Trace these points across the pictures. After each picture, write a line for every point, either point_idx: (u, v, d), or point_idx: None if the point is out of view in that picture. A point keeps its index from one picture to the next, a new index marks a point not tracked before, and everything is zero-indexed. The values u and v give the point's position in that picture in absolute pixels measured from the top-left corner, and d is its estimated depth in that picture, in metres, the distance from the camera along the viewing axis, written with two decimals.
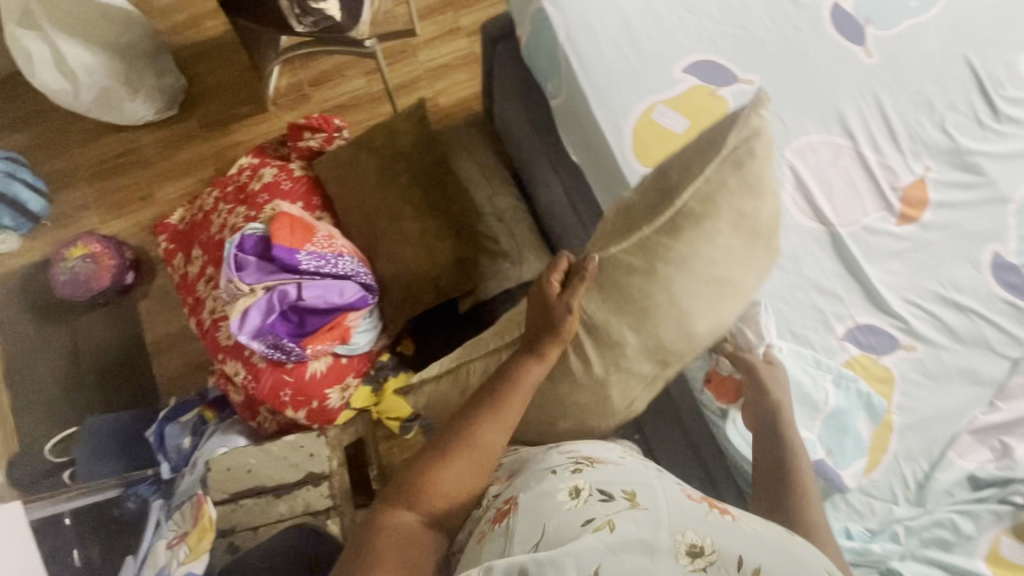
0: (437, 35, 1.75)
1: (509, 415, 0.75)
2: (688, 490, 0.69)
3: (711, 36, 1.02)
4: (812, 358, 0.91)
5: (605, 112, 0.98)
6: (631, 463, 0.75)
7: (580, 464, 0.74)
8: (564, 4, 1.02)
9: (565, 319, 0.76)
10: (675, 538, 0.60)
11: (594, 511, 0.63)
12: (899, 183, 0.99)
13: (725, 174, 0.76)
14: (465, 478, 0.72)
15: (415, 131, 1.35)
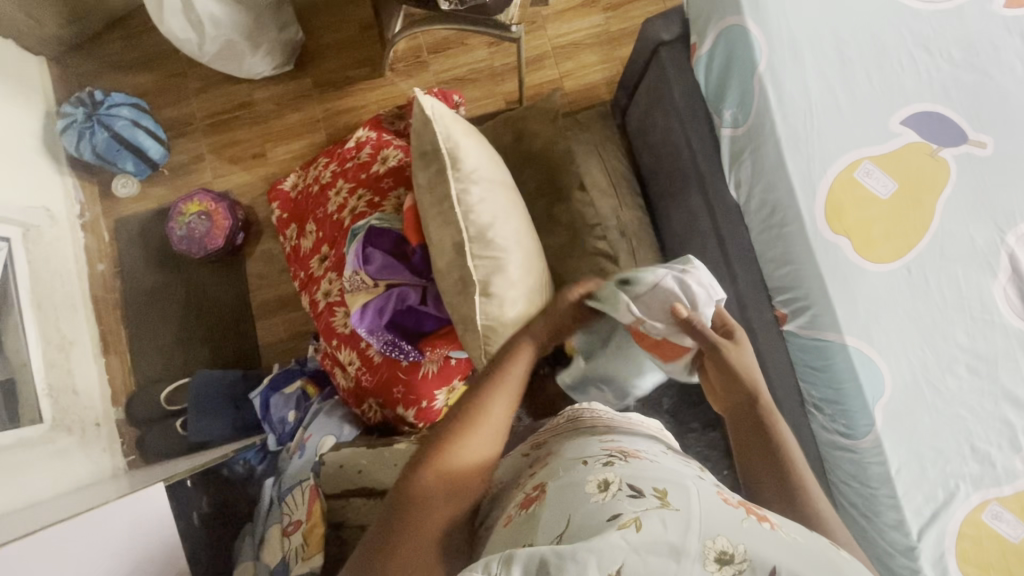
0: (571, 6, 1.58)
1: (512, 389, 0.69)
2: (722, 493, 0.53)
3: (944, 83, 0.87)
4: (811, 364, 0.87)
5: (799, 162, 0.87)
6: (672, 462, 0.61)
7: (613, 456, 0.59)
8: (770, 26, 0.88)
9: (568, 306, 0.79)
10: (704, 542, 0.45)
11: (618, 508, 0.49)
12: None
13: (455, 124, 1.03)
14: (482, 452, 0.65)
15: (552, 134, 1.33)
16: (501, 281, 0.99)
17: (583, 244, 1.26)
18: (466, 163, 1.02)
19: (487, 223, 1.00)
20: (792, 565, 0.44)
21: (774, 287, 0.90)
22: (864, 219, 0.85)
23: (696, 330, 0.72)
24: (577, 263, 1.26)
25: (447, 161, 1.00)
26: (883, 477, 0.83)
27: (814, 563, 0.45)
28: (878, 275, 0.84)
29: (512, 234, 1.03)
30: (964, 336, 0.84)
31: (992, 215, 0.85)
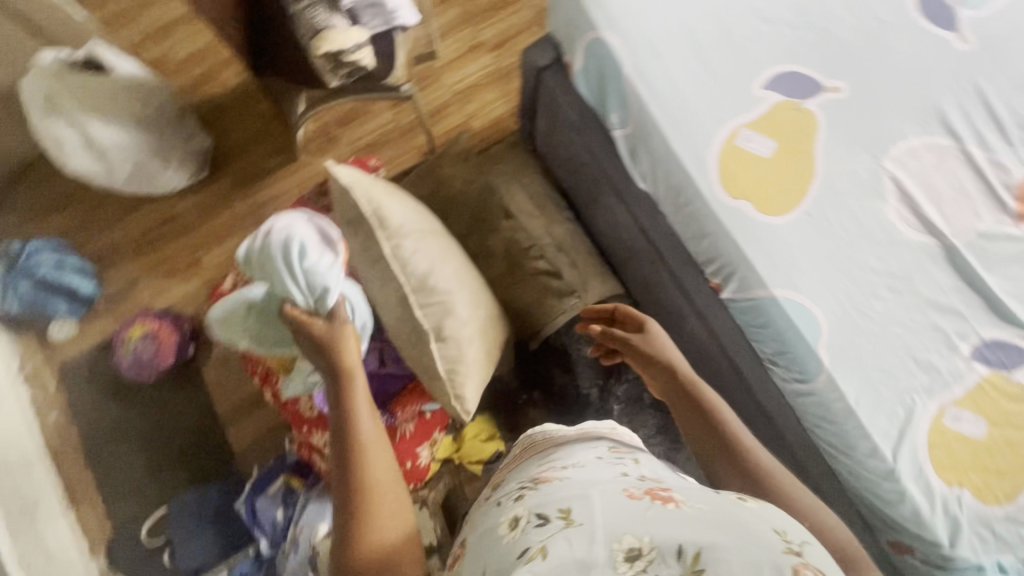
0: (461, 53, 1.68)
1: (375, 446, 0.80)
2: (628, 488, 0.58)
3: (790, 45, 0.96)
4: (749, 322, 0.94)
5: (685, 143, 0.93)
6: (595, 466, 0.65)
7: (525, 488, 0.63)
8: (626, 33, 0.96)
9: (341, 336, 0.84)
10: (612, 546, 0.49)
11: (529, 541, 0.53)
12: (1011, 179, 0.92)
13: (376, 184, 1.06)
14: (392, 507, 0.76)
15: (469, 175, 1.39)
16: (452, 322, 1.02)
17: (524, 267, 1.31)
18: (392, 220, 1.02)
19: (427, 273, 1.02)
20: (695, 537, 0.48)
21: (704, 262, 0.96)
22: (755, 180, 0.91)
23: (616, 338, 0.91)
24: (524, 286, 1.31)
25: (377, 224, 1.01)
26: (845, 410, 0.87)
27: (719, 529, 0.49)
28: (784, 225, 0.90)
29: (454, 276, 1.06)
30: (875, 260, 0.90)
31: (865, 148, 0.92)
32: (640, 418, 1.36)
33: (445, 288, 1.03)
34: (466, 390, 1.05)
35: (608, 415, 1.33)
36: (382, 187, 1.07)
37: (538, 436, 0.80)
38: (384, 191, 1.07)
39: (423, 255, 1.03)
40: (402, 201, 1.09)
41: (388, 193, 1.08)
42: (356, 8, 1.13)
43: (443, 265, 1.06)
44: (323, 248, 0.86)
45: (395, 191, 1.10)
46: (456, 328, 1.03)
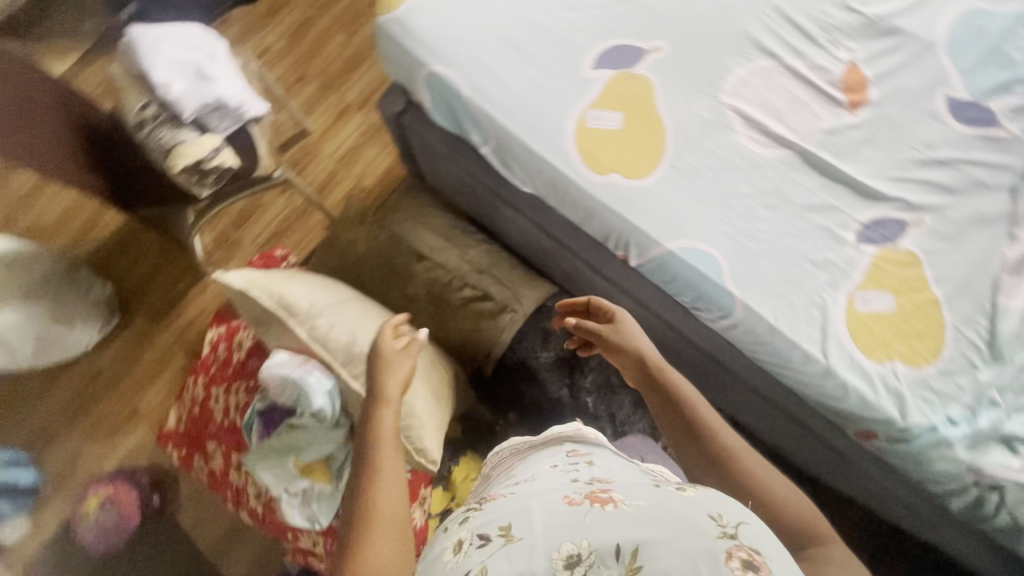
0: (331, 122, 1.71)
1: (390, 475, 0.71)
2: (569, 495, 0.66)
3: (603, 23, 1.01)
4: (660, 278, 0.99)
5: (542, 141, 0.97)
6: (549, 475, 0.75)
7: (471, 510, 0.71)
8: (454, 59, 0.99)
9: (397, 355, 0.87)
10: (552, 556, 0.57)
11: (472, 562, 0.59)
12: (833, 75, 1.00)
13: (272, 274, 1.06)
14: (395, 546, 0.65)
15: (372, 232, 1.41)
16: None
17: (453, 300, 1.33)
18: (297, 303, 1.04)
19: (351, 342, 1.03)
20: (629, 535, 0.57)
21: (603, 237, 1.00)
22: (616, 153, 0.95)
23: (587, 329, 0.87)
24: (459, 317, 1.33)
25: (284, 314, 1.03)
26: (768, 329, 0.92)
27: (658, 525, 0.57)
28: (656, 183, 0.95)
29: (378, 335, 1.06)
30: (746, 186, 0.95)
31: (700, 92, 0.99)
32: (615, 402, 1.38)
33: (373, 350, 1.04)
34: (426, 438, 1.06)
35: (583, 409, 1.36)
36: (284, 274, 1.07)
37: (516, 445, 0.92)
38: (283, 278, 1.06)
39: (339, 326, 1.04)
40: (306, 280, 1.09)
41: (288, 277, 1.07)
42: (199, 117, 1.13)
43: (363, 328, 1.06)
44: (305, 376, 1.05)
45: (297, 273, 1.11)
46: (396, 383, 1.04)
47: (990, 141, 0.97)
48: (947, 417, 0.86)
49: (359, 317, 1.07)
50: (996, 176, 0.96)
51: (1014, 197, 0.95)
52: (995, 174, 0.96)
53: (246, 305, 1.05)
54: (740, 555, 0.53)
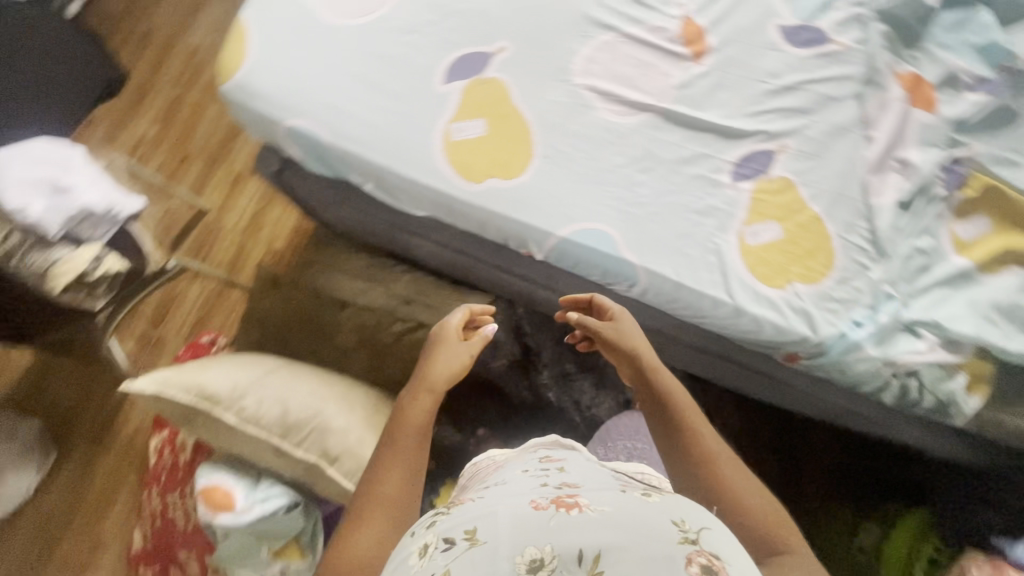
0: (227, 195, 1.68)
1: (403, 461, 0.72)
2: (536, 500, 0.63)
3: (444, 37, 1.02)
4: (567, 265, 1.01)
5: (414, 165, 0.97)
6: (519, 479, 0.75)
7: (437, 513, 0.65)
8: (306, 109, 0.98)
9: (452, 341, 0.85)
10: (516, 560, 0.54)
11: (435, 567, 0.55)
12: (671, 33, 1.04)
13: (185, 367, 1.03)
14: (384, 527, 0.66)
15: (289, 292, 1.37)
16: (335, 436, 1.02)
17: (389, 336, 1.32)
18: (217, 389, 1.01)
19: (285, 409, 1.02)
20: (593, 540, 0.54)
21: (502, 238, 1.01)
22: (487, 158, 0.97)
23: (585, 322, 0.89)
24: (399, 351, 1.32)
25: (207, 403, 1.00)
26: (674, 286, 0.94)
27: (619, 530, 0.55)
28: (533, 177, 0.97)
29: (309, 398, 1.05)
30: (618, 157, 0.98)
31: (552, 79, 1.01)
32: (576, 389, 1.51)
33: (308, 413, 1.03)
34: None
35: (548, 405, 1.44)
36: (198, 364, 1.04)
37: (485, 460, 0.94)
38: (198, 367, 1.04)
39: (266, 399, 1.02)
40: (224, 362, 1.07)
41: (203, 366, 1.05)
42: (70, 230, 1.09)
43: (291, 396, 1.04)
44: (239, 502, 1.02)
45: (213, 359, 1.08)
46: (340, 438, 1.02)
47: (826, 56, 1.03)
48: (852, 320, 0.90)
49: (286, 383, 1.06)
50: (840, 87, 1.01)
51: (861, 102, 1.01)
52: (839, 86, 1.01)
53: (166, 406, 1.02)
54: (699, 560, 0.52)
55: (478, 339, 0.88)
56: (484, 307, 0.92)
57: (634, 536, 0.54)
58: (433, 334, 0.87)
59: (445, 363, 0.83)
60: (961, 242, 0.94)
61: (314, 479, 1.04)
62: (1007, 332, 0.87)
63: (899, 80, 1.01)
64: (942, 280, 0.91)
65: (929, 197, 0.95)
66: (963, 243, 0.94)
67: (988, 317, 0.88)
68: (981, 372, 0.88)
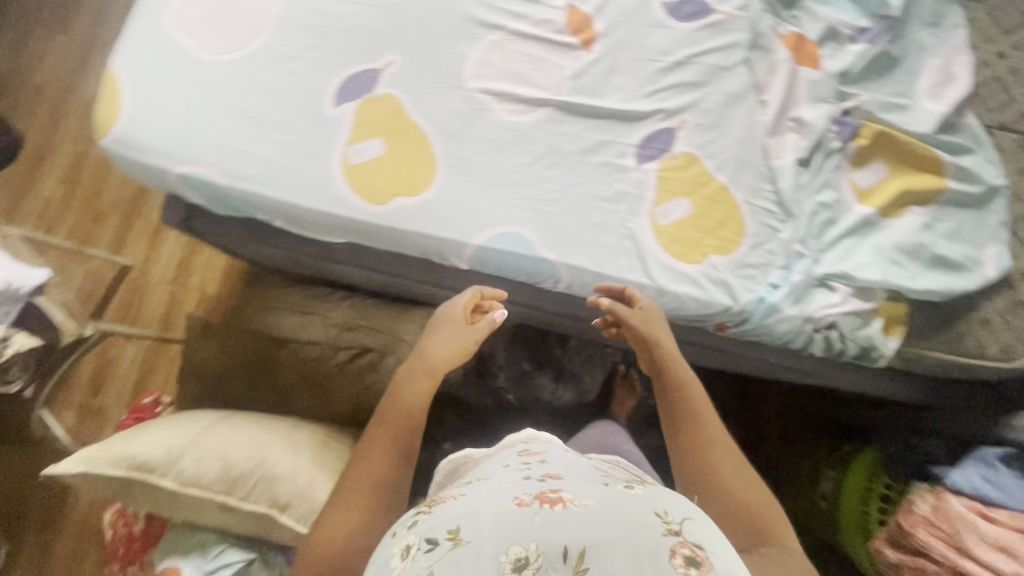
0: (149, 246, 1.61)
1: (390, 440, 0.80)
2: (519, 495, 0.60)
3: (327, 59, 0.99)
4: (491, 270, 0.99)
5: (316, 195, 0.94)
6: (503, 472, 0.73)
7: (419, 511, 0.63)
8: (194, 154, 0.94)
9: (451, 329, 0.92)
10: (500, 559, 0.52)
11: (418, 569, 0.54)
12: (558, 24, 1.03)
13: (116, 439, 1.00)
14: (366, 496, 0.75)
15: (220, 336, 1.30)
16: (282, 481, 0.99)
17: (333, 366, 1.29)
18: (150, 457, 0.97)
19: (225, 464, 0.99)
20: (581, 537, 0.53)
21: (421, 253, 0.99)
22: (390, 178, 0.95)
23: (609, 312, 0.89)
24: (344, 380, 1.28)
25: (141, 473, 0.96)
26: (595, 277, 0.94)
27: (605, 526, 0.54)
28: (440, 189, 0.95)
29: (249, 448, 1.02)
30: (522, 156, 0.98)
31: (444, 87, 0.99)
32: (535, 386, 1.51)
33: (250, 463, 1.00)
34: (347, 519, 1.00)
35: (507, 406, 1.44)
36: (135, 431, 1.02)
37: (461, 459, 0.89)
38: (131, 435, 1.01)
39: (204, 457, 0.99)
40: (157, 426, 1.04)
41: (132, 435, 1.01)
42: None
43: (230, 449, 1.01)
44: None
45: (143, 426, 1.05)
46: (288, 482, 0.99)
47: (712, 27, 1.04)
48: (769, 284, 0.92)
49: (224, 437, 1.03)
50: (730, 55, 1.02)
51: (751, 67, 1.02)
52: (728, 54, 1.02)
53: (97, 484, 0.97)
54: (683, 552, 0.52)
55: (483, 324, 0.93)
56: (495, 292, 0.97)
57: (619, 532, 0.53)
58: (438, 318, 0.94)
59: (438, 351, 0.89)
60: (862, 191, 0.96)
61: (267, 528, 1.00)
62: (914, 272, 0.90)
63: (783, 40, 1.02)
64: (848, 231, 0.94)
65: (826, 152, 0.97)
66: (864, 191, 0.96)
67: (894, 260, 0.91)
68: (895, 313, 0.91)
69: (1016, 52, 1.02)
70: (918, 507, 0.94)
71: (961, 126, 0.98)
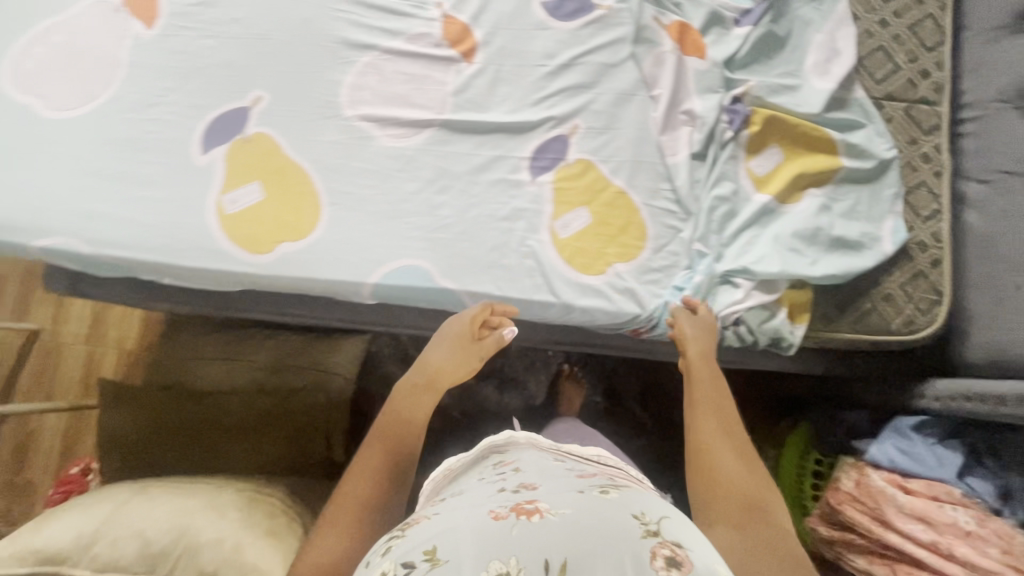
0: (57, 305, 1.51)
1: (380, 456, 0.76)
2: (495, 509, 0.61)
3: (189, 103, 0.92)
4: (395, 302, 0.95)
5: (196, 251, 0.88)
6: (480, 489, 0.74)
7: (393, 537, 0.61)
8: (52, 224, 0.87)
9: (461, 344, 0.86)
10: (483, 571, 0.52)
11: None
12: (435, 37, 0.98)
13: (22, 532, 0.95)
14: (352, 517, 0.70)
15: (136, 398, 1.23)
16: (205, 550, 0.95)
17: (263, 411, 1.24)
18: (56, 548, 0.92)
19: (142, 540, 0.94)
20: (563, 547, 0.54)
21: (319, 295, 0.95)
22: (273, 224, 0.90)
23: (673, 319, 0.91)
24: (275, 423, 1.23)
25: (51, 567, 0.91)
26: (500, 301, 0.91)
27: (585, 535, 0.55)
28: (327, 230, 0.90)
29: (166, 521, 0.97)
30: (412, 183, 0.93)
31: (320, 119, 0.94)
32: (479, 396, 1.51)
33: (170, 536, 0.95)
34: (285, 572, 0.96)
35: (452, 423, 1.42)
36: (45, 520, 0.98)
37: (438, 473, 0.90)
38: (38, 526, 0.96)
39: (118, 538, 0.94)
40: (63, 513, 0.99)
41: (35, 529, 0.95)
42: None
43: (146, 525, 0.96)
44: None
45: (49, 515, 0.99)
46: (213, 548, 0.95)
47: (595, 23, 1.00)
48: (674, 287, 0.91)
49: (140, 509, 0.99)
50: (617, 51, 0.99)
51: (639, 62, 0.99)
52: (615, 50, 0.99)
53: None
54: (663, 552, 0.54)
55: (489, 341, 0.86)
56: (506, 307, 0.89)
57: (598, 540, 0.55)
58: (443, 332, 0.88)
59: (437, 362, 0.84)
60: (759, 178, 0.95)
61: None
62: (814, 258, 0.90)
63: (667, 31, 0.99)
64: (748, 222, 0.93)
65: (720, 143, 0.96)
66: (760, 178, 0.95)
67: (793, 247, 0.90)
68: (800, 300, 0.91)
69: (897, 18, 1.01)
70: (843, 483, 0.96)
71: (850, 101, 0.97)
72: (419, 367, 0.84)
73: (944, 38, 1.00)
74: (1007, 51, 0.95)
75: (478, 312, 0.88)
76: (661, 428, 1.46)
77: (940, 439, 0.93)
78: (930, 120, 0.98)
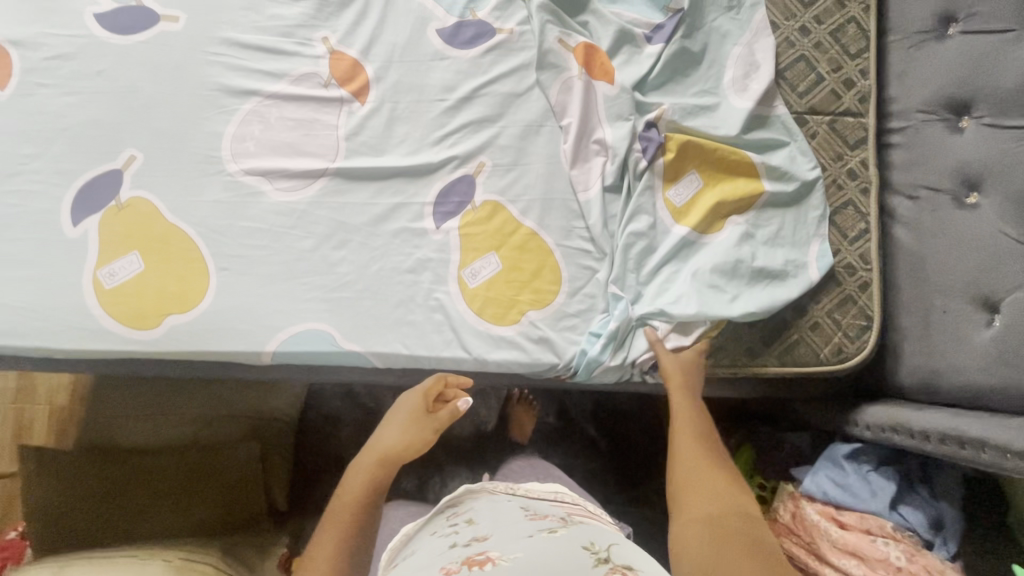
0: None
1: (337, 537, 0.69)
2: (447, 565, 0.59)
3: (54, 169, 0.85)
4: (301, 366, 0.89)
5: (72, 331, 0.82)
6: (430, 543, 0.70)
7: None
8: None
9: (417, 417, 0.81)
10: None
11: None
12: (323, 76, 0.90)
13: None
14: None
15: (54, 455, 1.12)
16: None
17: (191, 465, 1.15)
18: None
19: None
20: None
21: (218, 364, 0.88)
22: (156, 296, 0.83)
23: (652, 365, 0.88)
24: (208, 477, 1.15)
25: None
26: (409, 359, 0.86)
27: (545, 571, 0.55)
28: (216, 297, 0.84)
29: None
30: (306, 240, 0.87)
31: (201, 176, 0.87)
32: None
33: None
34: None
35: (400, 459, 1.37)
36: None
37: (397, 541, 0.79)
38: None
39: None
40: None
41: None
42: None
43: None
44: None
45: None
46: None
47: (495, 49, 0.93)
48: (591, 333, 0.86)
49: None
50: (520, 80, 0.92)
51: (547, 88, 0.92)
52: (518, 78, 0.92)
53: None
54: None
55: (444, 413, 0.81)
56: (460, 379, 0.85)
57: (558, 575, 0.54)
58: (397, 408, 0.83)
59: (394, 434, 0.80)
60: (678, 209, 0.90)
61: None
62: (735, 293, 0.86)
63: (575, 53, 0.92)
64: (667, 258, 0.88)
65: (635, 172, 0.90)
66: (679, 210, 0.90)
67: (710, 285, 0.85)
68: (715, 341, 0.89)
69: (818, 24, 0.95)
70: (779, 516, 0.95)
71: (771, 119, 0.92)
72: (377, 441, 0.80)
73: (868, 44, 0.94)
74: (930, 56, 0.89)
75: (434, 383, 0.84)
76: (616, 448, 1.42)
77: (874, 465, 0.91)
78: (856, 133, 0.93)
